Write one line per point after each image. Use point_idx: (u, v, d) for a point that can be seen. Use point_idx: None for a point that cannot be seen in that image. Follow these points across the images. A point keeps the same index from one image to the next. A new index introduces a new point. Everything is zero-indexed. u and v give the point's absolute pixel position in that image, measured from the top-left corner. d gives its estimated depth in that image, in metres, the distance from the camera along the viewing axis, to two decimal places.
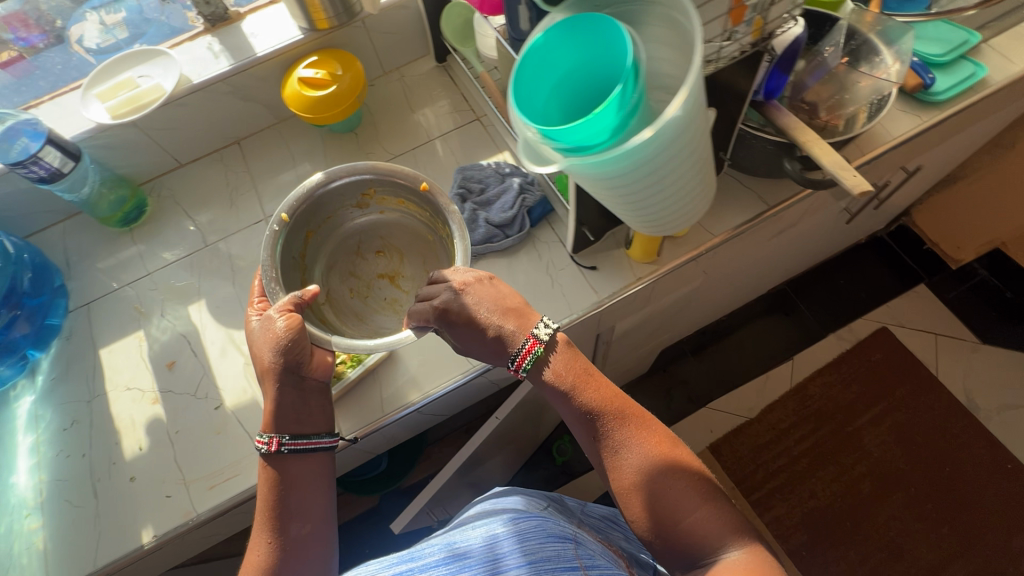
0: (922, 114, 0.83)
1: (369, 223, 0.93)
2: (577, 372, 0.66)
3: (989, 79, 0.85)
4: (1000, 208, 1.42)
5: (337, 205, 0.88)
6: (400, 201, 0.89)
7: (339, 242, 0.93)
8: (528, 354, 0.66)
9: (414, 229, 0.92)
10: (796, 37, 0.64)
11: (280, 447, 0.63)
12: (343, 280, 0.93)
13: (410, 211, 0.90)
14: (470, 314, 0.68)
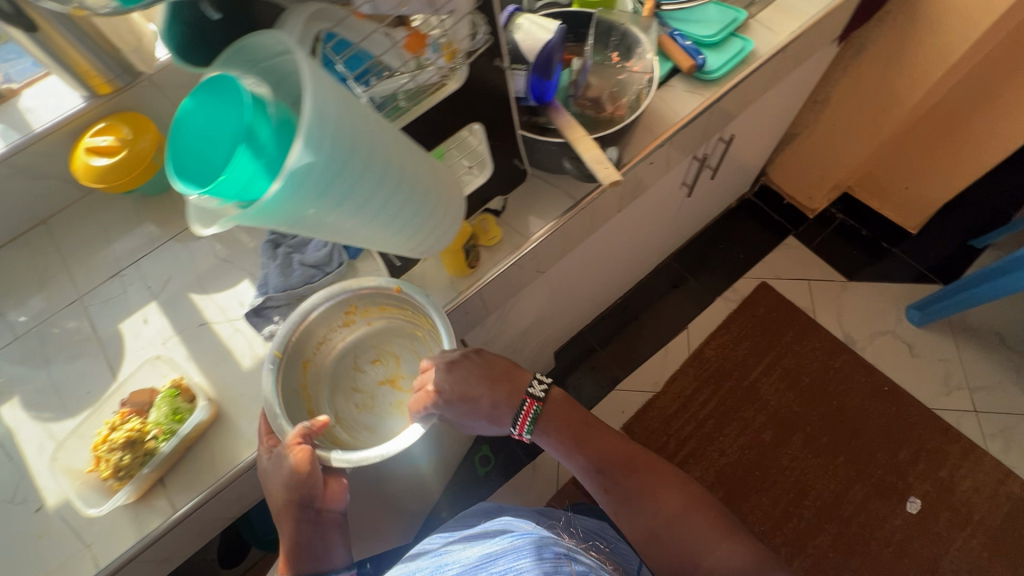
0: (704, 92, 0.89)
1: (356, 338, 0.85)
2: (576, 428, 0.81)
3: (758, 52, 0.93)
4: (834, 157, 1.55)
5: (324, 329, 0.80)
6: (383, 308, 0.81)
7: (337, 361, 0.85)
8: (533, 410, 0.79)
9: (406, 329, 0.85)
10: (543, 43, 0.68)
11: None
12: (354, 396, 0.85)
13: (400, 314, 0.82)
14: (460, 390, 0.76)
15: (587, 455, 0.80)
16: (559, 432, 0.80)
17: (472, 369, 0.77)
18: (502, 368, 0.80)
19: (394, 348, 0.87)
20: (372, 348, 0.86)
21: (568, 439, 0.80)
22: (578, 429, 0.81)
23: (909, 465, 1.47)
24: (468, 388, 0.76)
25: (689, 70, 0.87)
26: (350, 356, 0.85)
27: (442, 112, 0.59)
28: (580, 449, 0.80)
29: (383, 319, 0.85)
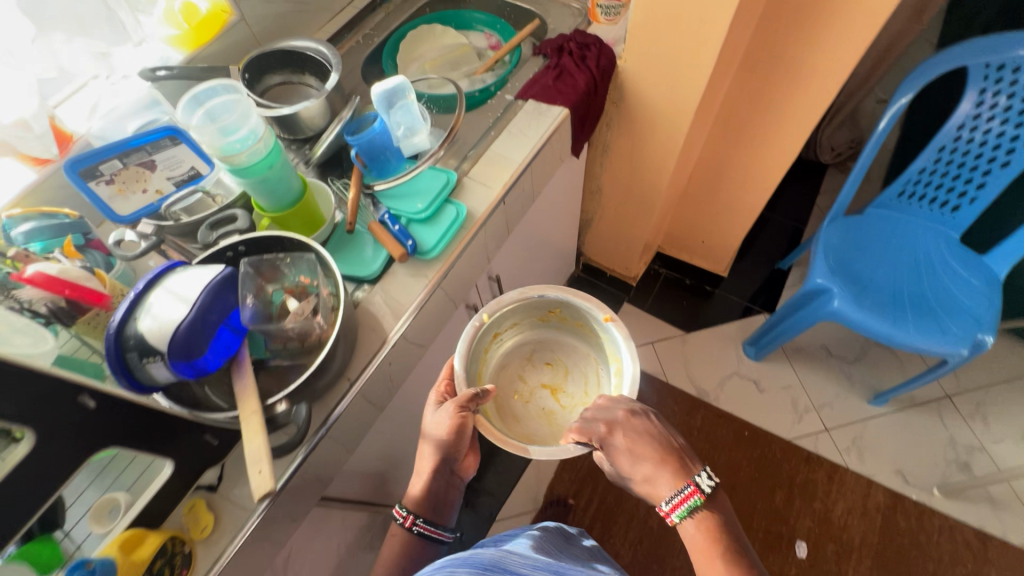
0: (426, 272, 0.86)
1: (525, 335, 1.24)
2: (724, 543, 0.75)
3: (474, 212, 0.92)
4: (631, 232, 1.61)
5: (531, 314, 1.20)
6: (577, 323, 1.19)
7: (525, 349, 1.25)
8: (685, 500, 0.78)
9: (582, 351, 1.23)
10: (174, 329, 0.59)
11: (413, 525, 0.90)
12: (519, 380, 1.23)
13: (587, 336, 1.19)
14: (631, 443, 0.84)
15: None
16: (686, 509, 0.78)
17: (652, 430, 0.86)
18: (658, 451, 0.83)
19: (566, 362, 1.23)
20: (551, 355, 1.24)
21: (710, 538, 0.76)
22: (710, 535, 0.76)
23: (786, 507, 1.48)
24: (642, 445, 0.83)
25: (400, 259, 0.84)
26: (533, 351, 1.25)
27: (15, 484, 0.48)
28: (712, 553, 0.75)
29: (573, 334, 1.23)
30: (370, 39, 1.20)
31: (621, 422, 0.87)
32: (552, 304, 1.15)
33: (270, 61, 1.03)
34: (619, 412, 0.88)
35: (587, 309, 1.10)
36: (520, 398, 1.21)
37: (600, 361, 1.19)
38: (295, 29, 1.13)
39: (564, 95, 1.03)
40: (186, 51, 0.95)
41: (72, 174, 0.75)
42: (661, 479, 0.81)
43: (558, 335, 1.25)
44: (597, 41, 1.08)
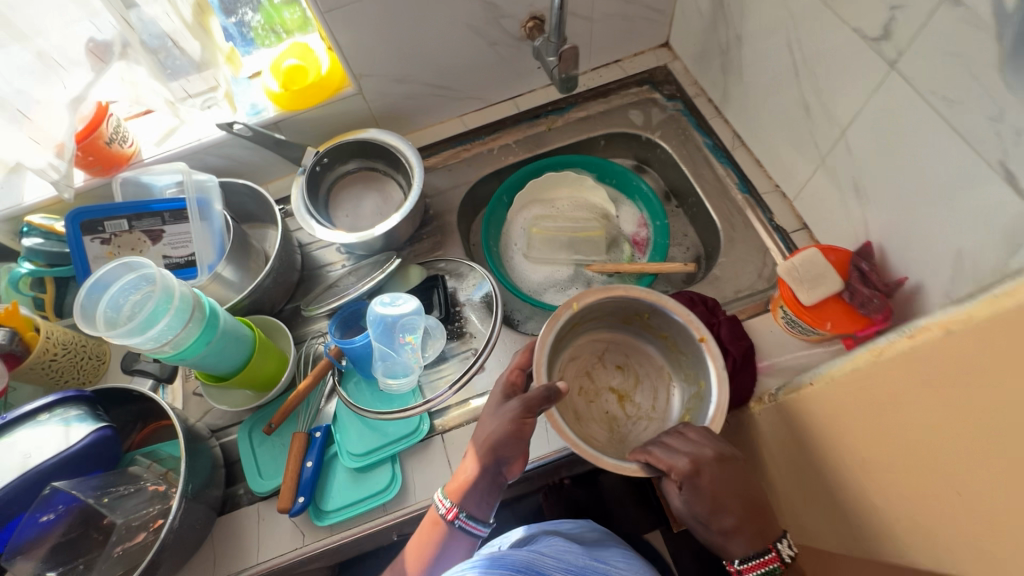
0: (306, 537, 0.67)
1: (597, 326, 0.82)
2: None
3: (413, 495, 0.68)
4: None
5: (618, 309, 0.78)
6: (665, 334, 0.76)
7: (591, 338, 0.83)
8: (760, 568, 0.55)
9: (658, 362, 0.81)
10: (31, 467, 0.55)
11: (456, 521, 0.60)
12: (576, 377, 0.81)
13: (676, 353, 0.77)
14: (716, 490, 0.57)
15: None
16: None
17: (751, 478, 0.59)
18: (748, 502, 0.58)
19: (640, 370, 0.82)
20: (622, 355, 0.83)
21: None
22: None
23: None
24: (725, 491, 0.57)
25: (282, 511, 0.65)
26: (602, 346, 0.83)
27: None
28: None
29: (655, 342, 0.80)
30: (504, 154, 0.96)
31: (703, 457, 0.58)
32: (644, 304, 0.73)
33: (364, 150, 0.88)
34: (710, 449, 0.58)
35: (686, 327, 0.68)
36: (574, 399, 0.79)
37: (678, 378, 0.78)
38: (425, 112, 0.93)
39: None
40: (281, 110, 0.82)
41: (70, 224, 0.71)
42: (740, 532, 0.57)
43: (632, 338, 0.83)
44: (743, 357, 0.70)
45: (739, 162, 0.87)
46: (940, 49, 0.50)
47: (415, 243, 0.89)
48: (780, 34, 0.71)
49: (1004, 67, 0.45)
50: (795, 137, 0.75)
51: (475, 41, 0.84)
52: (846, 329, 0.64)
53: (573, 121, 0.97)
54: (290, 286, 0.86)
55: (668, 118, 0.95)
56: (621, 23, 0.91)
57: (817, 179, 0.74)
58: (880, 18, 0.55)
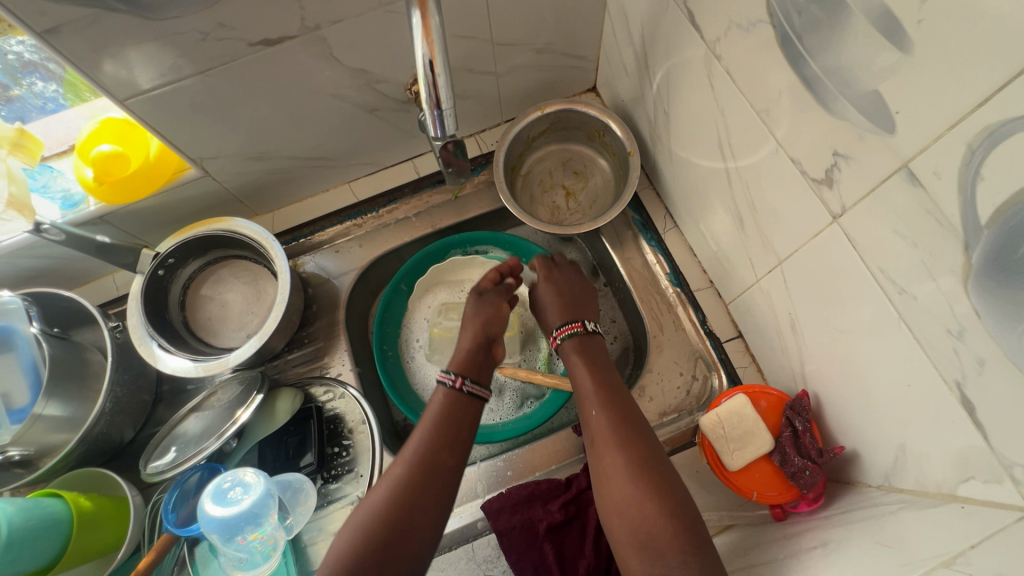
0: None
1: (567, 149, 0.82)
2: (602, 383, 0.62)
3: None
4: None
5: (581, 130, 0.79)
6: (615, 156, 0.78)
7: (562, 150, 0.82)
8: (568, 333, 0.68)
9: (610, 188, 0.80)
10: None
11: (464, 387, 0.61)
12: (539, 167, 0.82)
13: (621, 176, 0.77)
14: (555, 294, 0.72)
15: (614, 447, 0.56)
16: (593, 372, 0.63)
17: (588, 292, 0.74)
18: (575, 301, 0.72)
19: (596, 182, 0.81)
20: (584, 163, 0.81)
21: (604, 410, 0.59)
22: (614, 412, 0.59)
23: None
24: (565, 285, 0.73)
25: None
26: (568, 156, 0.82)
27: None
28: (608, 427, 0.58)
29: (610, 166, 0.80)
30: (403, 230, 0.81)
31: (555, 264, 0.75)
32: (600, 127, 0.76)
33: (224, 241, 0.73)
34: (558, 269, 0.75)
35: (623, 141, 0.73)
36: (529, 187, 0.82)
37: (618, 194, 0.78)
38: (303, 183, 0.78)
39: (541, 568, 0.61)
40: (103, 203, 0.65)
41: None
42: (561, 314, 0.70)
43: (599, 169, 0.81)
44: None
45: (671, 249, 0.75)
46: (892, 226, 0.38)
47: (294, 349, 0.75)
48: (710, 128, 0.58)
49: (966, 283, 0.34)
50: (729, 241, 0.64)
51: (348, 109, 0.68)
52: (773, 499, 0.56)
53: (487, 186, 0.82)
54: (140, 412, 0.71)
55: (602, 183, 0.80)
56: (535, 75, 0.75)
57: (750, 295, 0.63)
58: (821, 159, 0.43)
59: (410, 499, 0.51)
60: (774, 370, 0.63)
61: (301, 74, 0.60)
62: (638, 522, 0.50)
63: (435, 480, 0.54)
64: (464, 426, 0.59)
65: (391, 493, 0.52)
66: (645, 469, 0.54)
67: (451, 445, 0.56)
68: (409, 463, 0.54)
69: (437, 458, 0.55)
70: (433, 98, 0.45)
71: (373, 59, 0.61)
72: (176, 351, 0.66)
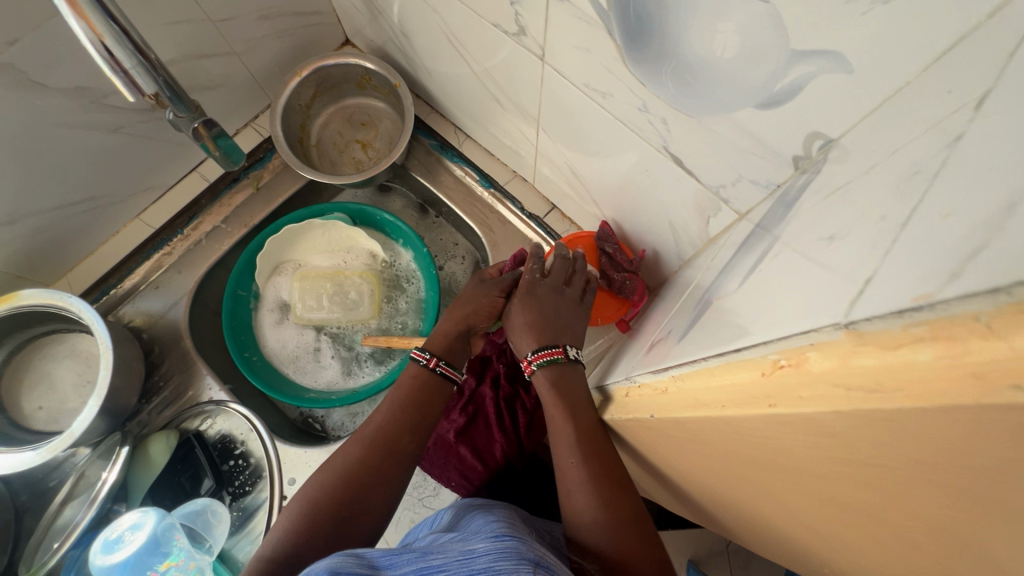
0: None
1: (345, 106, 0.83)
2: (555, 392, 0.52)
3: None
4: None
5: (347, 82, 0.80)
6: (389, 94, 0.80)
7: (341, 108, 0.83)
8: (545, 358, 0.54)
9: (399, 127, 0.83)
10: None
11: (438, 367, 0.57)
12: (326, 131, 0.83)
13: (402, 111, 0.80)
14: (540, 306, 0.57)
15: (589, 501, 0.45)
16: (570, 413, 0.50)
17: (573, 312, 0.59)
18: (558, 323, 0.57)
19: (385, 126, 0.84)
20: (367, 112, 0.84)
21: (583, 447, 0.48)
22: (594, 458, 0.47)
23: None
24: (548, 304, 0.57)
25: None
26: (349, 111, 0.84)
27: None
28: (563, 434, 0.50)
29: (389, 106, 0.83)
30: (218, 240, 0.79)
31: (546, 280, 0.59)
32: (361, 72, 0.78)
33: (15, 321, 0.66)
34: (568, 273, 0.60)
35: (387, 76, 0.75)
36: (326, 154, 0.83)
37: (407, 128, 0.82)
38: (83, 233, 0.72)
39: (465, 469, 0.66)
40: None
41: None
42: (535, 334, 0.56)
43: (382, 112, 0.84)
44: None
45: (472, 158, 0.81)
46: (571, 43, 0.45)
47: (152, 397, 0.72)
48: (438, 29, 0.62)
49: (624, 61, 0.42)
50: (505, 126, 0.70)
51: (88, 135, 0.64)
52: (615, 315, 0.66)
53: (285, 167, 0.82)
54: (3, 534, 0.64)
55: (392, 126, 0.83)
56: (278, 43, 0.75)
57: (541, 164, 0.70)
58: (508, 13, 0.49)
59: (366, 474, 0.48)
60: (585, 220, 0.72)
61: (5, 112, 0.55)
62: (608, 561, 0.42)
63: (391, 461, 0.50)
64: (430, 410, 0.55)
65: (346, 471, 0.48)
66: (629, 526, 0.44)
67: (413, 428, 0.53)
68: (366, 444, 0.51)
69: (396, 439, 0.52)
70: (111, 60, 0.43)
71: (83, 72, 0.58)
72: (6, 453, 0.60)
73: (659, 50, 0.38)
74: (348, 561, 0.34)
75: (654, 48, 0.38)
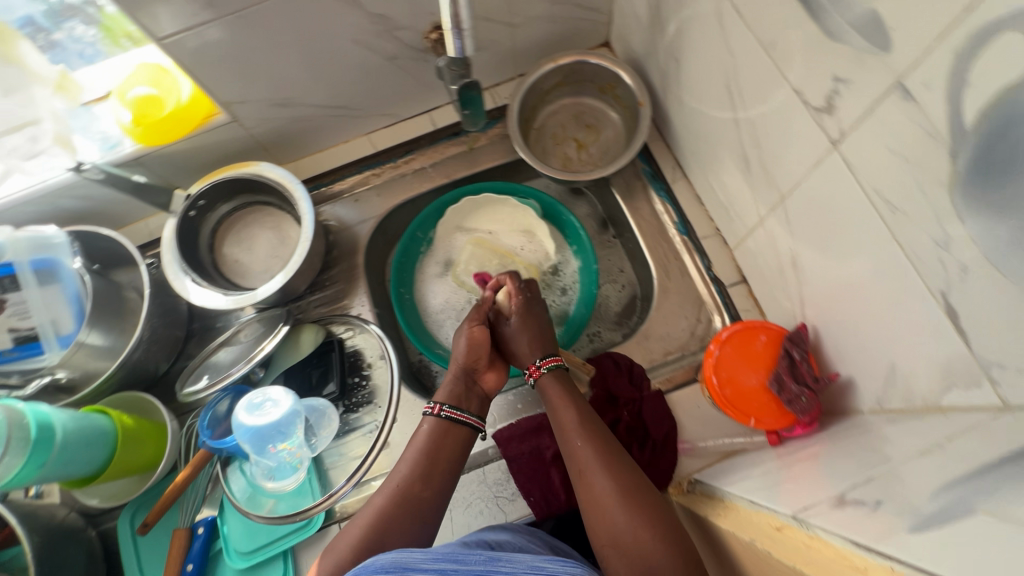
0: None
1: (579, 102, 0.84)
2: (559, 412, 0.60)
3: None
4: None
5: (593, 83, 0.81)
6: (626, 108, 0.80)
7: (574, 104, 0.84)
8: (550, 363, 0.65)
9: (620, 141, 0.82)
10: None
11: (442, 412, 0.61)
12: (551, 119, 0.84)
13: (633, 128, 0.79)
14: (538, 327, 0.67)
15: (614, 500, 0.51)
16: (579, 414, 0.59)
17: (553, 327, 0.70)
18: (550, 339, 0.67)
19: (607, 134, 0.83)
20: (596, 115, 0.84)
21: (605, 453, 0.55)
22: (613, 466, 0.54)
23: None
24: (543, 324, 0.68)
25: None
26: (580, 109, 0.84)
27: None
28: (584, 442, 0.56)
29: (621, 118, 0.82)
30: (420, 179, 0.84)
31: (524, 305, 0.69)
32: (610, 78, 0.78)
33: (251, 184, 0.76)
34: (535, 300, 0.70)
35: (636, 92, 0.75)
36: (542, 140, 0.84)
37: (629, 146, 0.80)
38: (323, 132, 0.81)
39: (548, 493, 0.65)
40: (139, 145, 0.69)
41: None
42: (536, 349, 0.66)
43: (610, 121, 0.83)
44: (663, 441, 0.64)
45: (679, 199, 0.78)
46: (886, 144, 0.40)
47: (315, 291, 0.79)
48: (718, 69, 0.60)
49: (951, 191, 0.36)
50: (733, 185, 0.66)
51: (370, 56, 0.71)
52: (771, 425, 0.59)
53: (501, 137, 0.85)
54: (173, 345, 0.75)
55: (615, 138, 0.83)
56: (549, 26, 0.77)
57: (756, 236, 0.65)
58: (823, 86, 0.45)
59: (383, 529, 0.51)
60: (775, 310, 0.66)
61: (324, 19, 0.63)
62: (635, 552, 0.48)
63: (411, 512, 0.53)
64: (439, 461, 0.58)
65: (371, 521, 0.52)
66: (648, 521, 0.49)
67: (424, 477, 0.56)
68: (390, 494, 0.54)
69: (410, 489, 0.55)
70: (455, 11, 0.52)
71: (395, 4, 0.64)
72: (204, 287, 0.70)
73: (1015, 201, 0.32)
74: (415, 557, 0.35)
75: (1013, 191, 0.32)
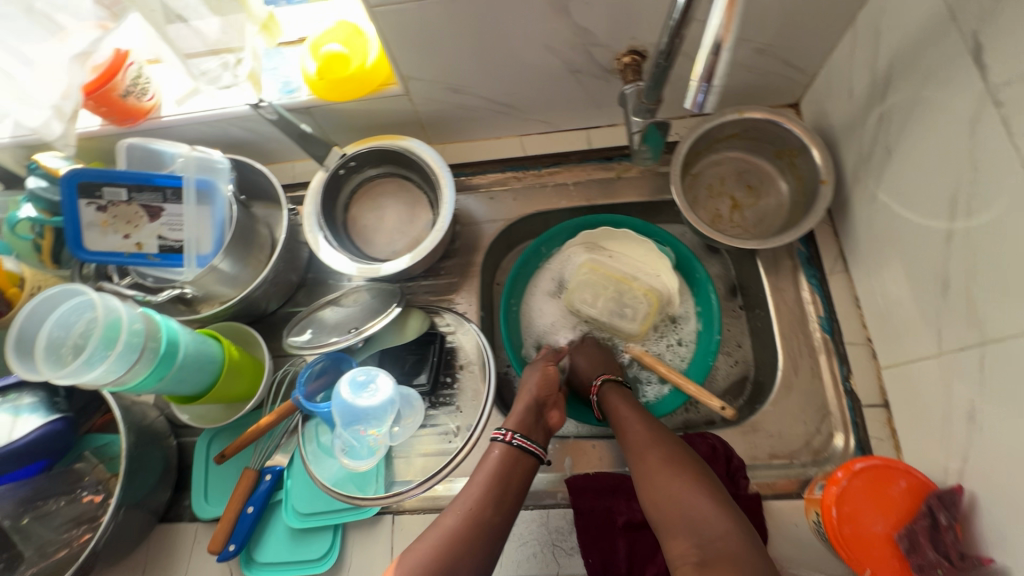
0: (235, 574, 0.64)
1: (746, 160, 0.78)
2: (619, 413, 0.64)
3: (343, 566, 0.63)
4: None
5: (770, 144, 0.75)
6: (800, 180, 0.73)
7: (741, 160, 0.79)
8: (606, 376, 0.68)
9: (781, 212, 0.76)
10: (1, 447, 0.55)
11: (513, 440, 0.58)
12: (711, 169, 0.79)
13: (802, 203, 0.72)
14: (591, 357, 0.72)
15: (674, 489, 0.55)
16: (637, 414, 0.63)
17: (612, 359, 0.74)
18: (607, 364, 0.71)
19: (768, 201, 0.77)
20: (761, 178, 0.77)
21: (660, 448, 0.58)
22: (671, 460, 0.57)
23: None
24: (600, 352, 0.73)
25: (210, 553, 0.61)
26: (745, 167, 0.78)
27: None
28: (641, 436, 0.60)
29: (789, 189, 0.75)
30: (558, 194, 0.82)
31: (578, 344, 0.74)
32: (793, 145, 0.71)
33: (400, 158, 0.77)
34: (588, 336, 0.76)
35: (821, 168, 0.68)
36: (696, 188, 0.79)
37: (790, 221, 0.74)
38: (480, 124, 0.80)
39: (609, 562, 0.61)
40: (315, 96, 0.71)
41: (64, 188, 0.65)
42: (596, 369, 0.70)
43: (776, 188, 0.77)
44: None
45: (831, 293, 0.70)
46: None
47: (428, 276, 0.79)
48: (942, 176, 0.53)
49: None
50: (911, 303, 0.59)
51: (554, 65, 0.68)
52: None
53: (652, 174, 0.81)
54: (287, 290, 0.78)
55: (775, 207, 0.76)
56: (743, 74, 0.72)
57: (921, 366, 0.58)
58: None
59: (455, 554, 0.49)
60: (919, 452, 0.58)
61: (528, 20, 0.61)
62: (700, 535, 0.51)
63: (480, 537, 0.51)
64: (508, 491, 0.55)
65: (444, 543, 0.50)
66: (707, 504, 0.53)
67: (495, 502, 0.53)
68: (460, 516, 0.52)
69: (482, 513, 0.52)
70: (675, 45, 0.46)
71: (601, 22, 0.61)
72: (334, 247, 0.71)
73: None
74: None
75: None
